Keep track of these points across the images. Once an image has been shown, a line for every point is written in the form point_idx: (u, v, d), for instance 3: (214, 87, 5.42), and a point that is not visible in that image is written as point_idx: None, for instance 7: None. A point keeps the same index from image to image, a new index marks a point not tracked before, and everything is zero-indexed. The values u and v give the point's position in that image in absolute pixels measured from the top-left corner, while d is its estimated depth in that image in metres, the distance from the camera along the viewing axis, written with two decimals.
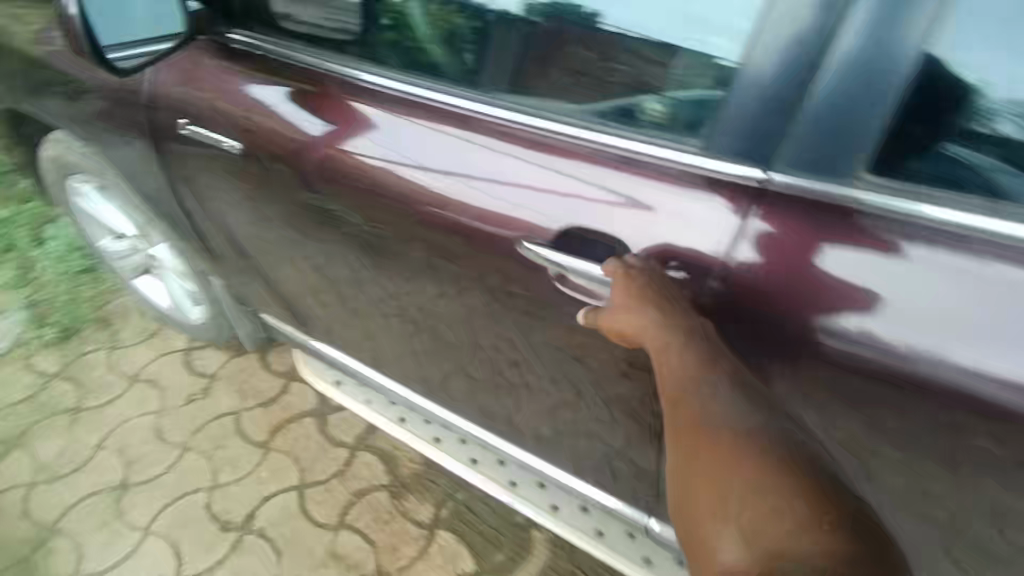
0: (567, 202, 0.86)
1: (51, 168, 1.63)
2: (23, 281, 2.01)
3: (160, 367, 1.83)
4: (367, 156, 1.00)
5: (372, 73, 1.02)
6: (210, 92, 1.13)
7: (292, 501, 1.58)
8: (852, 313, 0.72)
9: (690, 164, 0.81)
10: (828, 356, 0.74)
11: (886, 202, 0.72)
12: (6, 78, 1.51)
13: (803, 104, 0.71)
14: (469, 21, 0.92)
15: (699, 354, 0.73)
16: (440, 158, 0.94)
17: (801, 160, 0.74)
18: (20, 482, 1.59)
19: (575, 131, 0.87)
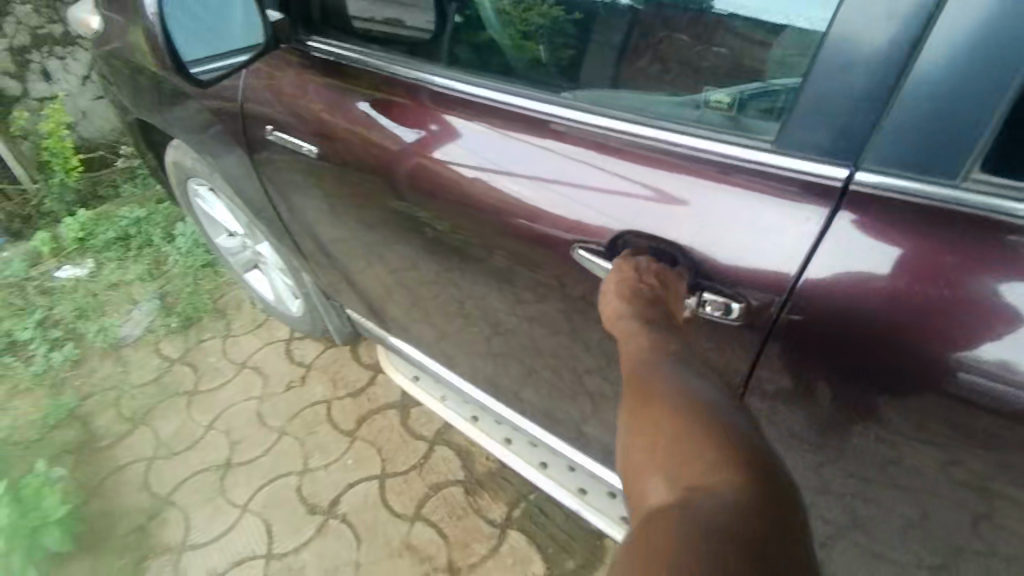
0: (636, 207, 0.80)
1: (174, 172, 1.80)
2: (154, 274, 2.20)
3: (264, 356, 1.98)
4: (459, 164, 0.97)
5: (436, 74, 1.02)
6: (294, 98, 1.18)
7: (373, 490, 1.64)
8: (986, 341, 0.62)
9: (758, 163, 0.73)
10: (944, 383, 0.65)
11: (992, 205, 0.61)
12: (137, 91, 1.67)
13: (902, 88, 0.62)
14: (567, 15, 0.94)
15: (659, 321, 0.72)
16: (517, 160, 0.91)
17: (893, 152, 0.64)
18: (143, 456, 1.76)
19: (636, 128, 0.82)
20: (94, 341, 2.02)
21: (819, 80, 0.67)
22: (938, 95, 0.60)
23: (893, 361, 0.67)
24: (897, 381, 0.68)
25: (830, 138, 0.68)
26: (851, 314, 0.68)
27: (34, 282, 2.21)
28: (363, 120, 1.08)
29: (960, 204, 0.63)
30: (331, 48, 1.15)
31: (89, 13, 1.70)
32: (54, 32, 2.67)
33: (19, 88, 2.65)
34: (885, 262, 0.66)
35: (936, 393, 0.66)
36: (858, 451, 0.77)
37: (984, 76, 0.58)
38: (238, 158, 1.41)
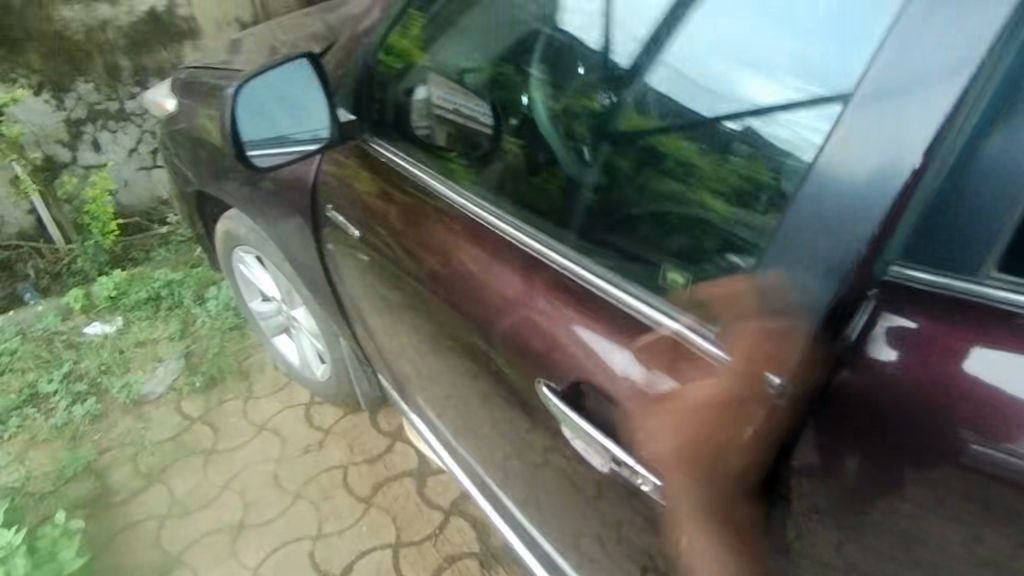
0: (591, 356, 0.81)
1: (223, 238, 1.92)
2: (183, 334, 2.26)
3: (282, 419, 2.01)
4: (462, 263, 1.02)
5: (455, 189, 1.12)
6: (358, 179, 1.32)
7: (387, 558, 1.63)
8: (999, 429, 0.55)
9: (703, 347, 0.72)
10: (961, 464, 0.57)
11: (994, 293, 0.59)
12: (199, 164, 1.82)
13: (930, 167, 0.59)
14: (589, 116, 0.95)
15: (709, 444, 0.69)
16: (501, 278, 0.95)
17: (920, 253, 0.61)
18: (156, 513, 1.76)
19: (599, 283, 0.84)
20: (117, 396, 2.05)
21: (785, 255, 0.67)
22: (950, 210, 0.59)
23: (910, 443, 0.59)
24: (914, 459, 0.59)
25: (763, 332, 0.67)
26: (872, 383, 0.62)
27: (63, 336, 2.27)
28: (396, 214, 1.19)
29: (970, 288, 0.60)
30: (385, 153, 1.29)
31: (166, 98, 1.91)
32: (110, 109, 2.84)
33: (70, 155, 2.82)
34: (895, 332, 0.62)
35: (956, 469, 0.57)
36: (876, 536, 0.64)
37: (993, 191, 0.58)
38: (296, 227, 1.54)
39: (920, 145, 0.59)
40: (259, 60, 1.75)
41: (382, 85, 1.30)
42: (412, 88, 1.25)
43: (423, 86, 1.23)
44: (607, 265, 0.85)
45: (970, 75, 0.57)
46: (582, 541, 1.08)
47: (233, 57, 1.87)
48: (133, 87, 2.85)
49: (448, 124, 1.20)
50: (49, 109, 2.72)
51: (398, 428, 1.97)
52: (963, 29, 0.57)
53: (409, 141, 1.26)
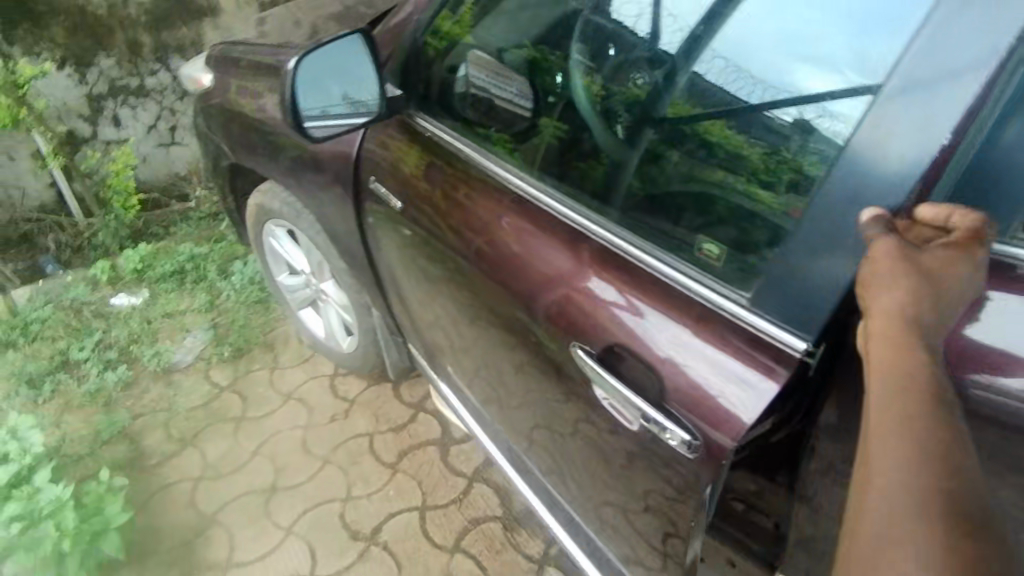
0: (623, 320, 0.87)
1: (254, 212, 1.97)
2: (210, 307, 2.32)
3: (309, 389, 2.07)
4: (505, 238, 1.09)
5: (498, 163, 1.19)
6: (399, 151, 1.39)
7: (414, 520, 1.71)
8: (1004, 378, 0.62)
9: (734, 313, 0.79)
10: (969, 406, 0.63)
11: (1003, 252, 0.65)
12: (233, 139, 1.87)
13: (958, 150, 0.64)
14: (624, 99, 1.02)
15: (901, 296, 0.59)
16: (544, 249, 1.02)
17: None
18: (190, 475, 1.83)
19: (637, 253, 0.91)
20: (147, 364, 2.11)
21: (812, 237, 0.72)
22: (972, 184, 0.65)
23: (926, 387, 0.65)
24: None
25: (791, 304, 0.73)
26: None
27: (91, 305, 2.32)
28: (437, 190, 1.27)
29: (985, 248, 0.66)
30: (428, 126, 1.35)
31: (202, 73, 1.96)
32: (131, 85, 2.86)
33: (90, 130, 2.84)
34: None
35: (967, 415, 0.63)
36: None
37: (1017, 168, 0.63)
38: (336, 199, 1.60)
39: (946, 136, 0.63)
40: (295, 36, 1.79)
41: (428, 63, 1.36)
42: (457, 65, 1.31)
43: (467, 63, 1.29)
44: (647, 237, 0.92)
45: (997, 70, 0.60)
46: (605, 509, 1.13)
47: (267, 33, 1.91)
48: (154, 63, 2.87)
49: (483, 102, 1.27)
50: (71, 83, 2.73)
51: (421, 399, 2.03)
52: (1001, 18, 0.59)
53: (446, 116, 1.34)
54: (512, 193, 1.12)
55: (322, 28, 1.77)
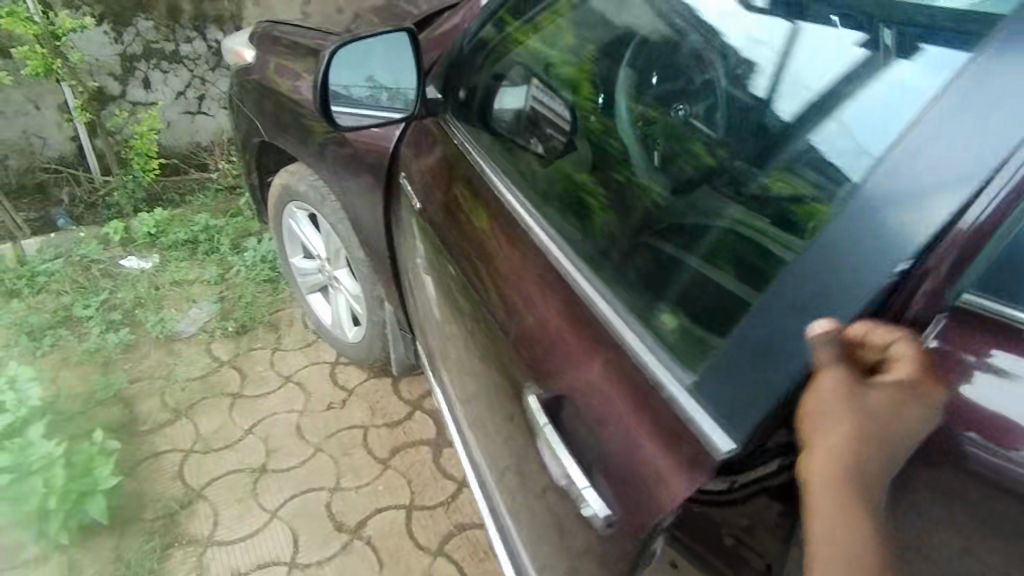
0: (574, 374, 0.84)
1: (278, 192, 1.98)
2: (219, 280, 2.32)
3: (309, 373, 2.06)
4: (490, 261, 1.10)
5: (503, 182, 1.19)
6: (426, 155, 1.42)
7: (400, 518, 1.70)
8: (1000, 439, 0.56)
9: (676, 394, 0.72)
10: (961, 464, 0.57)
11: (990, 305, 0.61)
12: (266, 117, 1.88)
13: (1002, 229, 0.60)
14: (669, 129, 0.99)
15: (849, 441, 0.54)
16: (519, 281, 1.01)
17: (996, 292, 0.61)
18: (181, 446, 1.82)
19: (601, 306, 0.87)
20: (151, 330, 2.11)
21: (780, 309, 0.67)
22: (1009, 270, 0.61)
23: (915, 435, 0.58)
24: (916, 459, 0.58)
25: (732, 397, 0.67)
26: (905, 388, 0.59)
27: (100, 264, 2.32)
28: (447, 203, 1.31)
29: (968, 301, 0.62)
30: (461, 133, 1.36)
31: (243, 48, 1.96)
32: (165, 49, 2.85)
33: (120, 89, 2.83)
34: (931, 329, 0.62)
35: (952, 466, 0.57)
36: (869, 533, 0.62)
37: None
38: (365, 188, 1.61)
39: (969, 218, 0.59)
40: (339, 23, 1.79)
41: (476, 69, 1.37)
42: (503, 74, 1.32)
43: (512, 76, 1.30)
44: (623, 291, 0.87)
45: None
46: None
47: (311, 17, 1.92)
48: (190, 31, 2.87)
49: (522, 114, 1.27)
50: (107, 40, 2.73)
51: (419, 397, 2.03)
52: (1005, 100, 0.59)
53: (482, 128, 1.33)
54: (505, 220, 1.13)
55: (367, 18, 1.78)
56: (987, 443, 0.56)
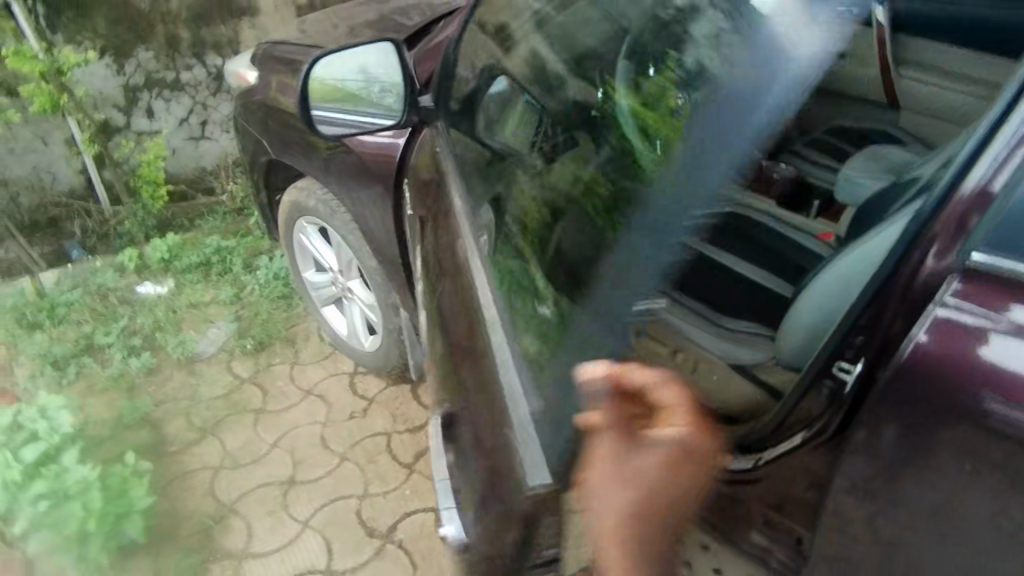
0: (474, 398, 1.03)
1: (288, 208, 2.01)
2: (235, 299, 2.35)
3: (328, 385, 2.09)
4: (438, 277, 1.28)
5: (457, 196, 1.31)
6: (421, 166, 1.49)
7: (429, 521, 1.72)
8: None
9: (524, 421, 0.90)
10: (989, 426, 0.61)
11: (1000, 262, 0.64)
12: (271, 135, 1.91)
13: (1010, 184, 0.65)
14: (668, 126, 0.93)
15: (627, 486, 0.60)
16: (454, 302, 1.18)
17: (1009, 247, 0.65)
18: (209, 464, 1.86)
19: (496, 341, 1.02)
20: (172, 352, 2.14)
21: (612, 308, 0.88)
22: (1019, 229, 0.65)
23: (931, 403, 0.63)
24: (933, 421, 0.63)
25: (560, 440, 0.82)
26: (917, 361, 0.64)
27: (118, 292, 2.35)
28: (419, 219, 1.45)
29: (976, 262, 0.65)
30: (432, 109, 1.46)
31: (245, 70, 2.00)
32: (167, 78, 2.77)
33: (124, 120, 2.77)
34: (944, 290, 0.66)
35: (971, 423, 0.62)
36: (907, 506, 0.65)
37: None
38: (376, 197, 1.65)
39: (969, 185, 0.66)
40: (339, 40, 1.83)
41: (471, 81, 1.40)
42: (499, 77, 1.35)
43: (501, 76, 1.34)
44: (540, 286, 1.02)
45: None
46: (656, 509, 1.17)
47: (310, 35, 1.96)
48: (190, 58, 2.78)
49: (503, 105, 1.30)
50: (109, 73, 2.68)
51: None
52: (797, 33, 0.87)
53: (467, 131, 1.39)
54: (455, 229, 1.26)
55: (365, 33, 1.82)
56: (1010, 404, 0.61)
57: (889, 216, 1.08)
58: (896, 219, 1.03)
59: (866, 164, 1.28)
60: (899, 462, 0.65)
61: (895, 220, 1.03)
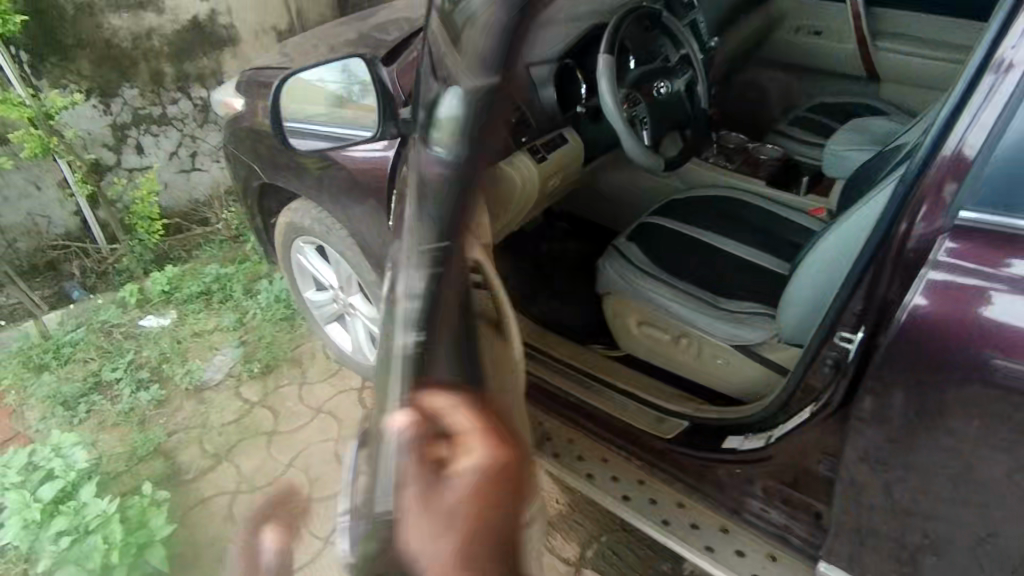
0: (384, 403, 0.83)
1: (284, 230, 2.03)
2: (238, 325, 2.36)
3: (338, 402, 2.10)
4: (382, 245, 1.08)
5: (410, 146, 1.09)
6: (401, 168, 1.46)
7: None
8: (1001, 347, 0.84)
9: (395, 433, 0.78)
10: (989, 375, 0.85)
11: (990, 217, 0.86)
12: (260, 159, 1.93)
13: (978, 165, 0.86)
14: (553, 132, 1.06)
15: (428, 504, 0.70)
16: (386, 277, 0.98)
17: (991, 205, 0.86)
18: (226, 489, 1.86)
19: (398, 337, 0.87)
20: (180, 382, 2.16)
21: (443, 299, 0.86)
22: (1001, 191, 0.85)
23: (952, 350, 0.87)
24: (953, 374, 0.88)
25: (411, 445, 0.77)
26: (919, 322, 0.89)
27: (121, 327, 2.36)
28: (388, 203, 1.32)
29: (964, 220, 0.88)
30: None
31: (231, 97, 2.02)
32: (153, 113, 2.70)
33: (115, 158, 2.68)
34: (941, 249, 0.89)
35: (977, 375, 0.86)
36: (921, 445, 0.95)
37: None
38: (370, 211, 1.67)
39: (947, 150, 0.88)
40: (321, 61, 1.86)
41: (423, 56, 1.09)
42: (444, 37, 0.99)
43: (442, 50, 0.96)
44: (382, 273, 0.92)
45: (980, 118, 0.85)
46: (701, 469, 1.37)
47: (292, 58, 1.99)
48: (175, 91, 2.72)
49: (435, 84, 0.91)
50: (96, 113, 2.58)
51: None
52: None
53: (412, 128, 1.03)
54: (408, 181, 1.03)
55: (346, 52, 1.86)
56: (1001, 355, 0.84)
57: (876, 185, 1.10)
58: (884, 187, 1.04)
59: (853, 137, 1.56)
60: (901, 419, 0.95)
61: (883, 189, 1.04)
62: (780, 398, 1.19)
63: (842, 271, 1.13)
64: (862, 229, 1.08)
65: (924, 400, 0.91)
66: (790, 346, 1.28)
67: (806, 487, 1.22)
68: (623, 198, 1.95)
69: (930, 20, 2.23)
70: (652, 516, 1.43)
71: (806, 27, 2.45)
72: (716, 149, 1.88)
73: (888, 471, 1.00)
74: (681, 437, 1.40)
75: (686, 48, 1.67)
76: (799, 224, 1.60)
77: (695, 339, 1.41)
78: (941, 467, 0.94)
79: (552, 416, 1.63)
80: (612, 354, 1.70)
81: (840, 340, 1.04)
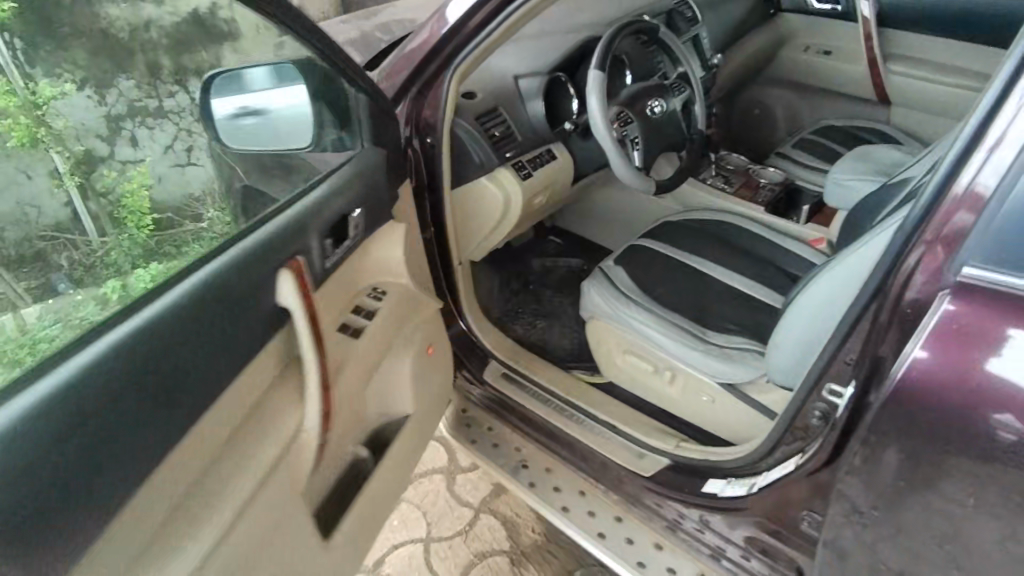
0: None
1: None
2: None
3: None
4: None
5: None
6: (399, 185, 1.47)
7: (418, 552, 1.66)
8: (1008, 415, 0.75)
9: None
10: (998, 444, 0.76)
11: (995, 276, 0.75)
12: None
13: (988, 205, 0.76)
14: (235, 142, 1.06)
15: None
16: None
17: (997, 263, 0.75)
18: None
19: None
20: None
21: (118, 344, 0.71)
22: (1010, 247, 0.74)
23: (935, 416, 0.80)
24: (940, 441, 0.80)
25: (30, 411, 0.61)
26: (912, 381, 0.81)
27: None
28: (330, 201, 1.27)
29: (966, 275, 0.78)
30: (461, 58, 1.31)
31: None
32: None
33: None
34: (939, 303, 0.80)
35: (980, 443, 0.77)
36: (915, 509, 0.87)
37: None
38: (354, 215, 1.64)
39: (958, 188, 0.79)
40: None
41: None
42: None
43: None
44: None
45: (996, 154, 0.75)
46: (685, 511, 1.30)
47: None
48: None
49: (185, 42, 1.07)
50: None
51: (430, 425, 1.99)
52: None
53: None
54: None
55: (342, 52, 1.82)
56: (1010, 424, 0.75)
57: (879, 223, 1.01)
58: (887, 227, 0.95)
59: (858, 165, 1.48)
60: (896, 477, 0.86)
61: (885, 228, 0.96)
62: (767, 443, 1.11)
63: (835, 315, 1.05)
64: (860, 271, 1.00)
65: (921, 463, 0.83)
66: (779, 388, 1.21)
67: (789, 539, 1.14)
68: (618, 215, 1.90)
69: (940, 44, 2.16)
70: (627, 557, 1.35)
71: (814, 47, 2.37)
72: (714, 170, 1.80)
73: (875, 535, 0.92)
74: (661, 474, 1.35)
75: (685, 65, 1.59)
76: (796, 252, 1.53)
77: (680, 373, 1.34)
78: (934, 533, 0.86)
79: (528, 440, 1.57)
80: (591, 380, 1.62)
81: (830, 393, 0.98)
